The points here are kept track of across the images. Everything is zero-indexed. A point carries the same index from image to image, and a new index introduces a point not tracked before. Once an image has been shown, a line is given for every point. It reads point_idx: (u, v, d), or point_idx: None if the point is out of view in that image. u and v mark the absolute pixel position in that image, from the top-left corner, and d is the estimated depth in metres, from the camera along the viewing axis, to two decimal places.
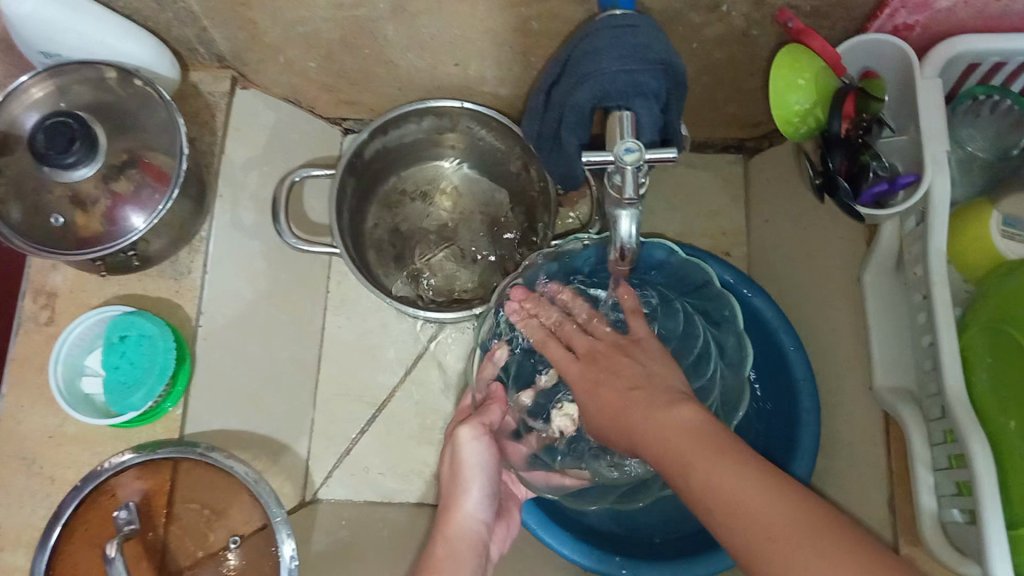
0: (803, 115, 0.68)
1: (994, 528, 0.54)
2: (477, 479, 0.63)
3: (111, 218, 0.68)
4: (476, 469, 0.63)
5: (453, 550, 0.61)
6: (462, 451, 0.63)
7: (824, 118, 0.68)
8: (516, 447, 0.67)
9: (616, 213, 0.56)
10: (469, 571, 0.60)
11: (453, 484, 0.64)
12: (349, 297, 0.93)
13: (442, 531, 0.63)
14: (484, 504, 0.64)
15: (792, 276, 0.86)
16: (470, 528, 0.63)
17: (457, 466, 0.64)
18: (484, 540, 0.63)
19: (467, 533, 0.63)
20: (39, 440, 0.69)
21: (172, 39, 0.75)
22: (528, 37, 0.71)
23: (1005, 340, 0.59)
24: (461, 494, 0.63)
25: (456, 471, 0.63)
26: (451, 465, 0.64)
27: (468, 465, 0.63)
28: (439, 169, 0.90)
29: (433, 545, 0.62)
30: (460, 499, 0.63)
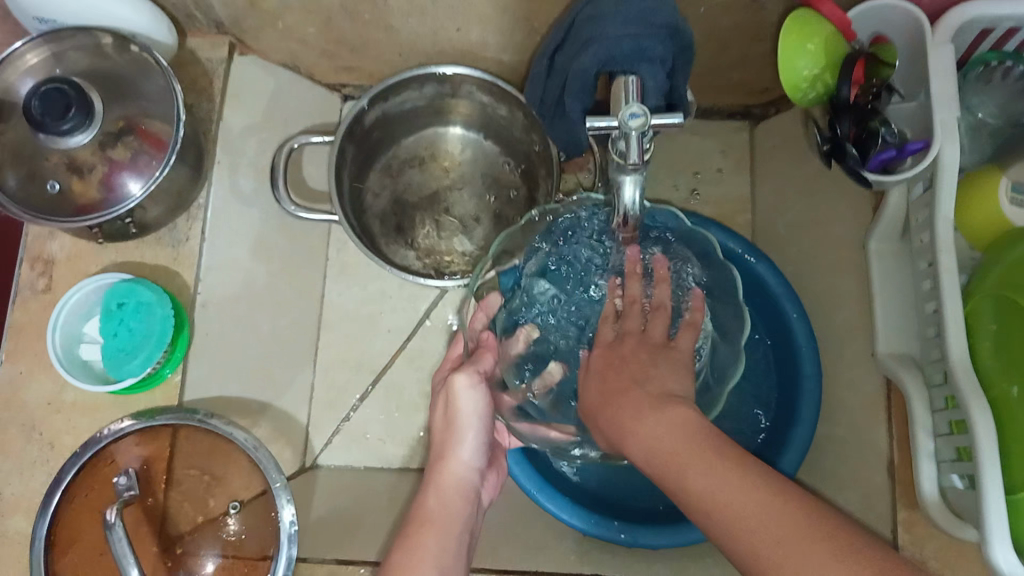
0: (812, 80, 0.67)
1: (992, 495, 0.54)
2: (471, 429, 0.64)
3: (108, 185, 0.68)
4: (471, 417, 0.64)
5: (446, 499, 0.62)
6: (459, 400, 0.63)
7: (833, 84, 0.66)
8: (504, 399, 0.64)
9: (620, 180, 0.55)
10: (461, 519, 0.61)
11: (447, 433, 0.64)
12: (349, 265, 0.92)
13: (435, 478, 0.63)
14: (479, 452, 0.65)
15: (796, 246, 0.85)
16: (463, 475, 0.64)
17: (453, 415, 0.64)
18: (475, 489, 0.64)
19: (460, 482, 0.63)
20: (39, 407, 0.69)
21: (169, 4, 0.74)
22: (531, 2, 0.69)
23: (1012, 307, 0.58)
24: (456, 442, 0.63)
25: (452, 418, 0.64)
26: (446, 414, 0.64)
27: (464, 411, 0.63)
28: (440, 136, 0.88)
29: (426, 493, 0.62)
30: (454, 448, 0.64)
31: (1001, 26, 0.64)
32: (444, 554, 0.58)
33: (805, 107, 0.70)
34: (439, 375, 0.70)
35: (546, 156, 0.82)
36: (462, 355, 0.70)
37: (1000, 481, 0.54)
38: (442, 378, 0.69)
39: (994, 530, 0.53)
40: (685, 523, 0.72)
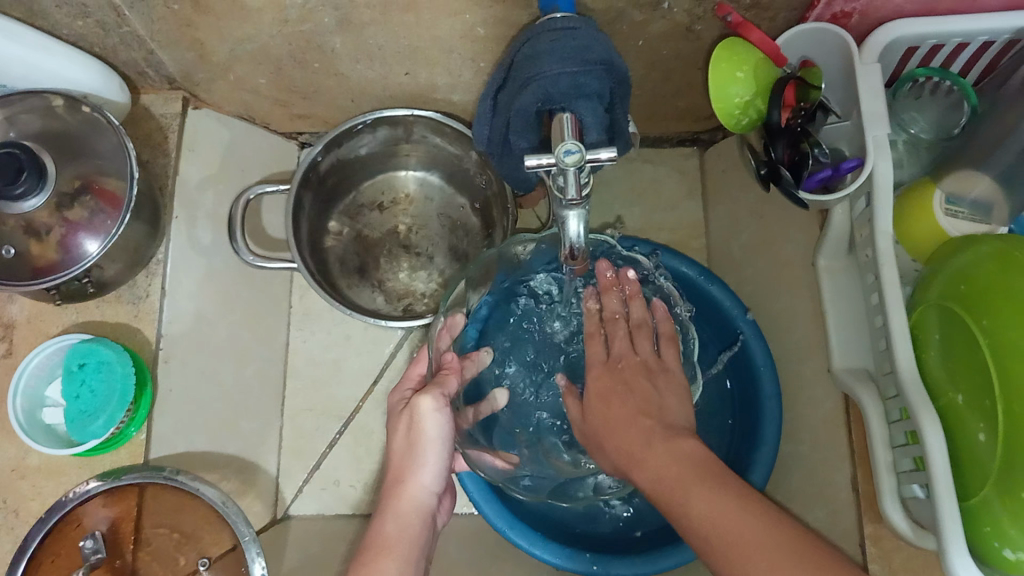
0: (744, 107, 0.69)
1: (945, 505, 0.56)
2: (434, 451, 0.61)
3: (65, 246, 0.68)
4: (434, 441, 0.61)
5: (403, 525, 0.59)
6: (423, 422, 0.61)
7: (764, 109, 0.69)
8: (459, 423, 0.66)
9: (564, 214, 0.57)
10: (420, 546, 0.58)
11: (406, 455, 0.61)
12: (312, 310, 0.93)
13: (392, 503, 0.60)
14: (438, 477, 0.62)
15: (750, 266, 0.87)
16: (421, 500, 0.61)
17: (415, 438, 0.61)
18: (431, 514, 0.61)
19: (418, 507, 0.60)
20: (3, 473, 0.69)
21: (119, 62, 0.75)
22: (475, 44, 0.71)
23: (949, 316, 0.60)
24: (417, 464, 0.60)
25: (414, 441, 0.61)
26: (406, 435, 0.61)
27: (428, 436, 0.61)
28: (397, 178, 0.89)
29: (382, 519, 0.60)
30: (414, 471, 0.61)
31: (927, 43, 0.67)
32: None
33: (741, 133, 0.73)
34: (399, 396, 0.66)
35: (500, 193, 0.84)
36: (424, 375, 0.68)
37: (950, 489, 0.56)
38: (401, 399, 0.66)
39: (953, 541, 0.55)
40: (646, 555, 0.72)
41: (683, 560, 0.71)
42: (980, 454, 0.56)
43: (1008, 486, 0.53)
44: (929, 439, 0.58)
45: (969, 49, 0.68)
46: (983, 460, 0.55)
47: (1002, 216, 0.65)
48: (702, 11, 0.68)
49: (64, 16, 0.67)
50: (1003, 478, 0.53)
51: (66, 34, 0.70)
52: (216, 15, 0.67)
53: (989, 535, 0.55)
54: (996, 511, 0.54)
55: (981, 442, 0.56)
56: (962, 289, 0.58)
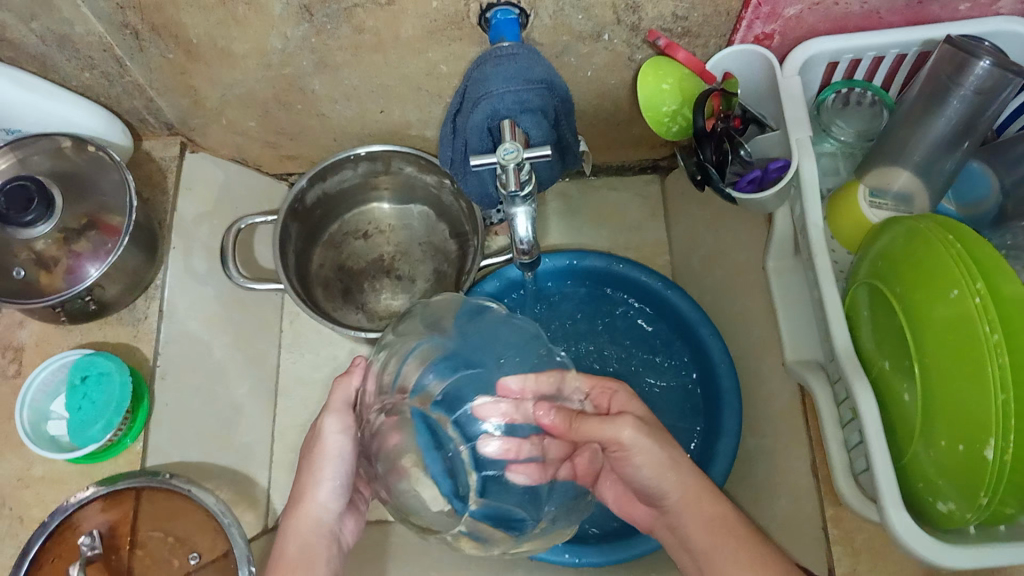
0: (673, 115, 0.79)
1: (880, 466, 0.60)
2: (333, 467, 0.63)
3: (72, 273, 0.76)
4: (334, 459, 0.63)
5: (302, 543, 0.61)
6: (323, 442, 0.63)
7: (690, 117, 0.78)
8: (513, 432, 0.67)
9: (512, 212, 0.63)
10: (321, 562, 0.60)
11: (303, 475, 0.63)
12: (302, 335, 0.98)
13: (290, 524, 0.62)
14: (339, 494, 0.63)
15: (710, 276, 0.93)
16: (319, 518, 0.62)
17: (317, 455, 0.63)
18: (333, 530, 0.63)
19: (315, 525, 0.62)
20: (10, 484, 0.74)
21: (123, 111, 0.84)
22: (440, 80, 0.79)
23: (877, 293, 0.65)
24: (312, 483, 0.62)
25: (313, 461, 0.63)
26: (310, 451, 0.64)
27: (326, 455, 0.63)
28: (378, 210, 0.96)
29: (282, 539, 0.62)
30: (311, 489, 0.62)
31: (843, 58, 0.74)
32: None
33: (673, 139, 0.83)
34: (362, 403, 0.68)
35: (471, 216, 0.90)
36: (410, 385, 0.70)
37: (881, 449, 0.60)
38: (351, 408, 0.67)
39: (888, 496, 0.59)
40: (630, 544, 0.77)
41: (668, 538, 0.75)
42: (906, 412, 0.60)
43: (931, 437, 0.57)
44: (863, 407, 0.62)
45: (884, 63, 0.75)
46: (908, 417, 0.60)
47: (924, 204, 0.71)
48: (639, 40, 0.75)
49: (72, 68, 0.76)
50: (927, 431, 0.58)
51: (74, 85, 0.78)
52: (206, 62, 0.76)
53: (923, 489, 0.59)
54: (924, 465, 0.59)
55: (907, 402, 0.60)
56: (880, 266, 0.64)
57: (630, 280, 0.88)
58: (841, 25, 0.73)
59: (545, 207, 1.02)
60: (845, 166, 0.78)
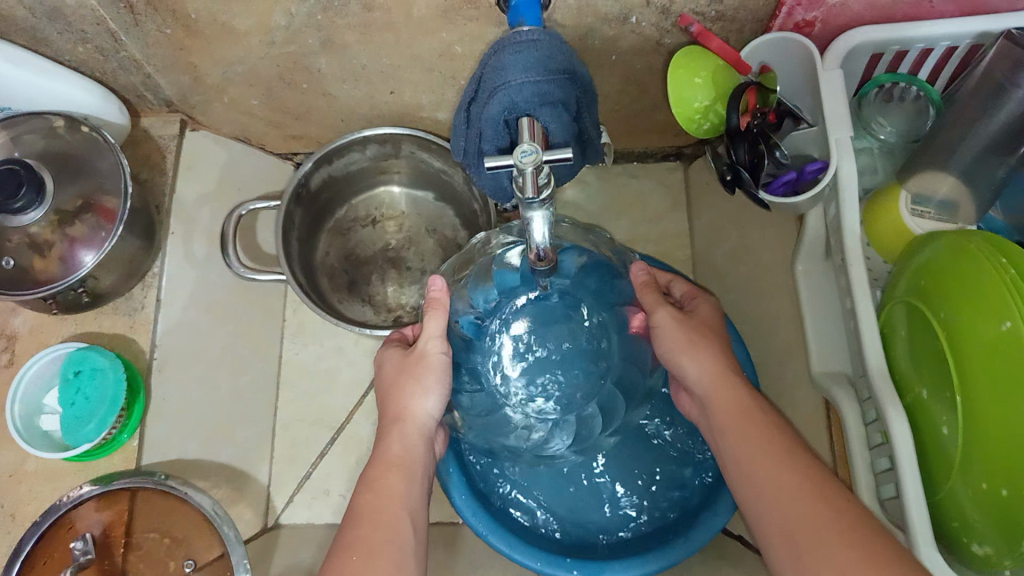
0: (705, 111, 0.73)
1: (913, 502, 0.56)
2: (437, 378, 0.65)
3: (67, 260, 0.72)
4: (438, 369, 0.65)
5: (407, 444, 0.62)
6: (430, 355, 0.65)
7: (723, 113, 0.73)
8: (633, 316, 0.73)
9: (529, 215, 0.59)
10: (421, 461, 0.62)
11: (407, 384, 0.65)
12: (306, 325, 0.94)
13: (396, 424, 0.64)
14: (440, 405, 0.66)
15: (734, 275, 0.88)
16: (423, 422, 0.64)
17: (420, 369, 0.65)
18: (432, 436, 0.65)
19: (422, 429, 0.64)
20: (2, 478, 0.72)
21: (120, 87, 0.79)
22: (456, 62, 0.74)
23: (915, 313, 0.60)
24: (419, 390, 0.64)
25: (420, 370, 0.65)
26: (412, 358, 0.66)
27: (434, 362, 0.65)
28: (387, 195, 0.92)
29: (387, 438, 0.63)
30: (417, 396, 0.64)
31: (889, 50, 0.69)
32: (408, 495, 0.59)
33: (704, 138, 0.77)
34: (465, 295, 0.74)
35: (486, 208, 0.86)
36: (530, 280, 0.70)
37: (914, 481, 0.56)
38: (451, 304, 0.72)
39: (919, 534, 0.55)
40: (683, 535, 0.75)
41: (694, 548, 0.74)
42: (943, 445, 0.56)
43: (969, 475, 0.53)
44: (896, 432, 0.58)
45: (932, 55, 0.70)
46: (946, 452, 0.56)
47: (969, 213, 0.67)
48: (669, 24, 0.70)
49: (65, 42, 0.71)
50: (965, 468, 0.54)
51: (68, 60, 0.74)
52: (206, 39, 0.71)
53: (957, 530, 0.55)
54: (960, 504, 0.55)
55: (945, 435, 0.56)
56: (922, 283, 0.59)
57: None
58: (888, 14, 0.67)
59: (562, 193, 0.97)
60: (884, 165, 0.73)
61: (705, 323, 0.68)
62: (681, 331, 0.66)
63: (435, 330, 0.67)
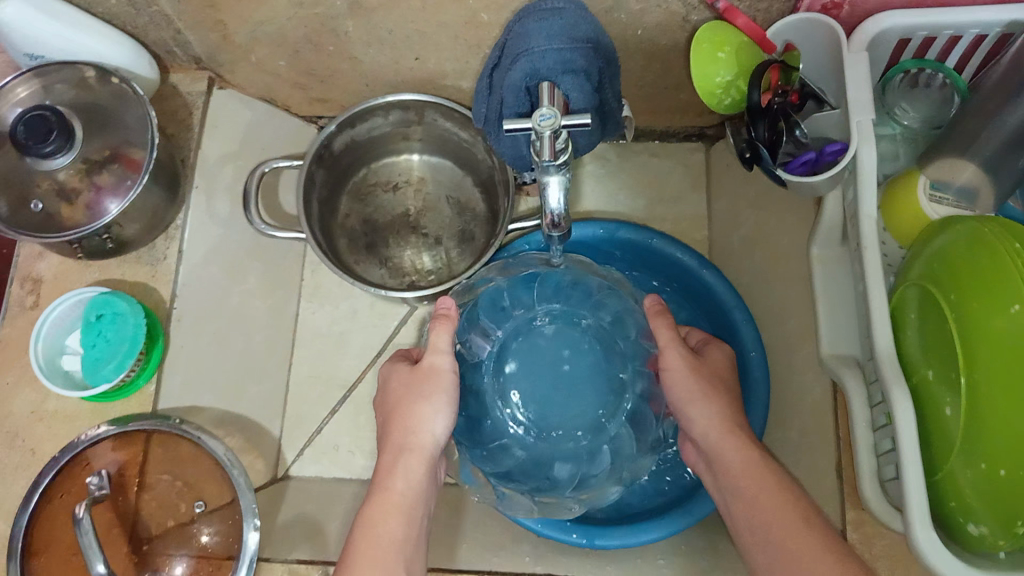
0: (726, 87, 0.75)
1: (913, 481, 0.56)
2: (445, 398, 0.65)
3: (93, 209, 0.74)
4: (444, 393, 0.65)
5: (411, 480, 0.61)
6: (439, 376, 0.65)
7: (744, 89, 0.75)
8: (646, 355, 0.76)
9: (545, 180, 0.59)
10: (423, 498, 0.61)
11: (415, 406, 0.65)
12: (323, 286, 0.95)
13: (399, 452, 0.63)
14: (446, 429, 0.65)
15: (749, 257, 0.88)
16: (427, 447, 0.64)
17: (427, 387, 0.65)
18: (436, 462, 0.64)
19: (426, 455, 0.63)
20: (23, 415, 0.75)
21: (150, 42, 0.81)
22: (480, 30, 0.74)
23: (926, 297, 0.60)
24: (427, 412, 0.64)
25: (427, 389, 0.65)
26: (417, 379, 0.66)
27: (441, 383, 0.65)
28: (409, 161, 0.93)
29: (390, 473, 0.61)
30: (424, 421, 0.64)
31: (917, 35, 0.68)
32: (406, 533, 0.59)
33: (725, 111, 0.79)
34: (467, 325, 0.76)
35: (503, 177, 0.86)
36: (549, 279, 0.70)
37: (915, 464, 0.57)
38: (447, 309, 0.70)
39: (916, 515, 0.56)
40: (685, 506, 0.75)
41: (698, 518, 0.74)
42: (946, 426, 0.57)
43: (970, 456, 0.54)
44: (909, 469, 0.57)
45: (960, 43, 0.69)
46: (948, 432, 0.56)
47: (988, 203, 0.66)
48: (696, 1, 0.70)
49: None
50: (966, 450, 0.54)
51: (101, 12, 0.75)
52: None
53: (955, 510, 0.56)
54: (960, 486, 0.55)
55: (948, 416, 0.56)
56: (935, 267, 0.59)
57: (666, 257, 0.85)
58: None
59: (582, 170, 0.97)
60: (905, 152, 0.73)
61: (718, 371, 0.69)
62: (697, 380, 0.67)
63: (443, 343, 0.67)
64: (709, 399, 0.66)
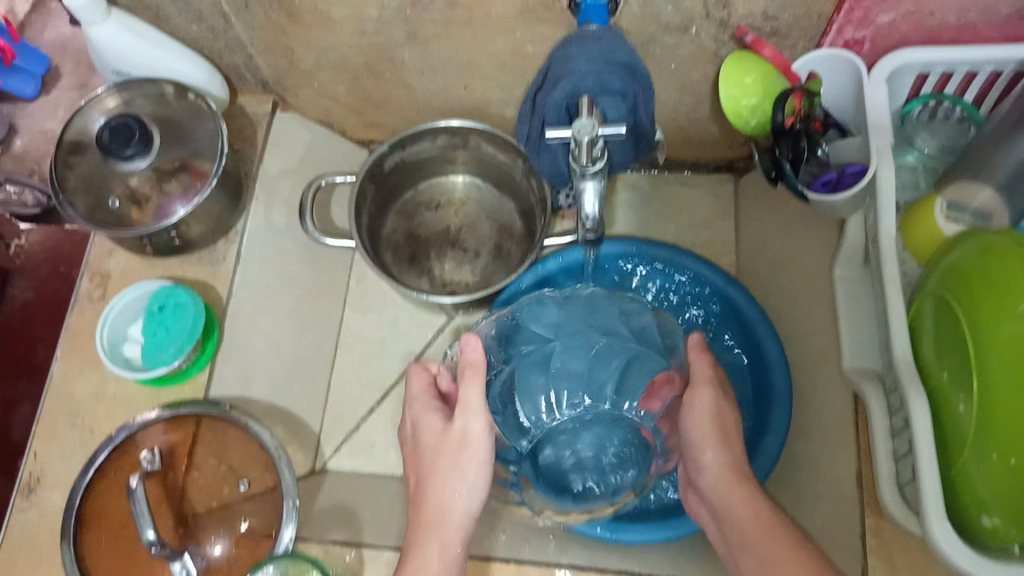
0: (753, 108, 0.78)
1: (928, 475, 0.58)
2: (478, 469, 0.66)
3: (161, 213, 0.80)
4: (476, 462, 0.66)
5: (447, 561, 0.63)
6: (471, 445, 0.66)
7: (770, 112, 0.78)
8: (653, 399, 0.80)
9: (581, 186, 0.64)
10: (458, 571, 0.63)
11: (449, 476, 0.66)
12: (368, 294, 1.01)
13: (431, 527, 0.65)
14: (478, 498, 0.66)
15: (774, 281, 0.92)
16: (461, 516, 0.65)
17: (459, 457, 0.66)
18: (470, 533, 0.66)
19: (460, 525, 0.65)
20: (85, 398, 0.80)
21: (223, 65, 0.88)
22: (525, 62, 0.81)
23: (942, 303, 0.64)
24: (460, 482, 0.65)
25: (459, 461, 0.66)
26: (448, 450, 0.66)
27: (473, 454, 0.66)
28: (452, 182, 0.99)
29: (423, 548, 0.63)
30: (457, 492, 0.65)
31: (934, 70, 0.73)
32: None
33: (755, 133, 0.82)
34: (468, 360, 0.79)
35: (540, 198, 0.91)
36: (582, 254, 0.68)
37: (932, 460, 0.59)
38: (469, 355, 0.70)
39: (932, 507, 0.58)
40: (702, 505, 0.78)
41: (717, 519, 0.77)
42: (959, 423, 0.60)
43: (982, 450, 0.57)
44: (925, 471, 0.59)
45: (975, 80, 0.74)
46: (961, 428, 0.59)
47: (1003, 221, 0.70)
48: (727, 36, 0.75)
49: (184, 19, 0.80)
50: (979, 444, 0.57)
51: (183, 35, 0.83)
52: (306, 25, 0.79)
53: (969, 504, 0.58)
54: (973, 479, 0.58)
55: (962, 413, 0.60)
56: (950, 276, 0.63)
57: (695, 274, 0.90)
58: (933, 39, 0.72)
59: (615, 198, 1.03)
60: (926, 182, 0.76)
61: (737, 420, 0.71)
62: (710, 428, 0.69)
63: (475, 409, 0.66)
64: (723, 447, 0.68)
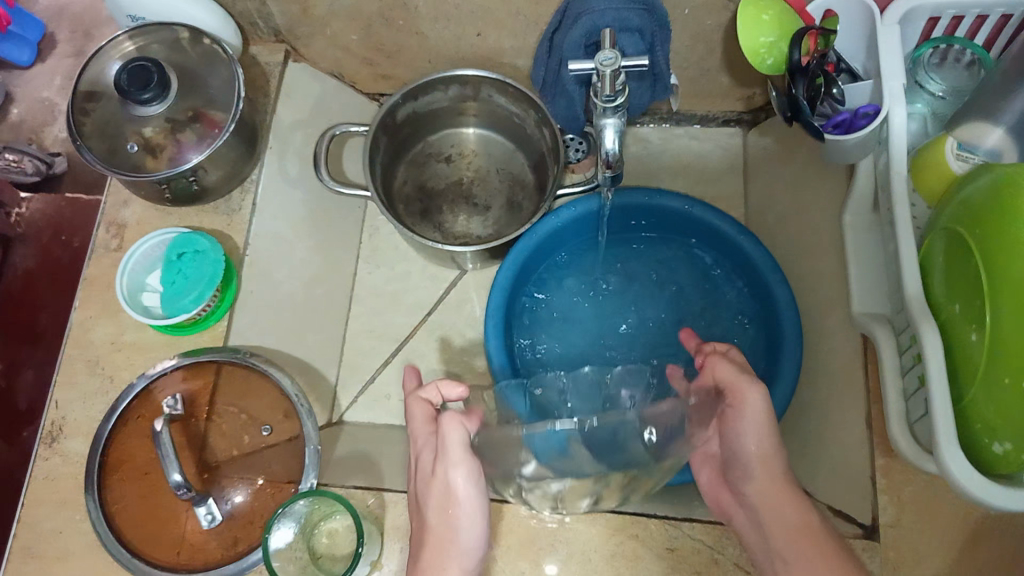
0: (769, 46, 0.78)
1: (939, 404, 0.60)
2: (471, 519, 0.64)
3: (175, 162, 0.80)
4: (469, 506, 0.64)
5: None
6: (458, 495, 0.64)
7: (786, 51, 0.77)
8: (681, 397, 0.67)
9: (601, 123, 0.65)
10: None
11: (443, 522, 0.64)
12: (379, 248, 1.01)
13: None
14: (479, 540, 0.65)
15: (783, 229, 0.93)
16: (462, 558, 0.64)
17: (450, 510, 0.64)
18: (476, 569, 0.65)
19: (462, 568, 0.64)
20: (103, 345, 0.80)
21: (236, 13, 0.88)
22: (540, 7, 0.81)
23: (954, 240, 0.65)
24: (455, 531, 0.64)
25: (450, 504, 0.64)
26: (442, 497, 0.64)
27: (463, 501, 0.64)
28: (463, 135, 0.99)
29: None
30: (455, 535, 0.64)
31: (946, 13, 0.74)
32: None
33: (767, 72, 0.80)
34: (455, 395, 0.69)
35: (552, 149, 0.91)
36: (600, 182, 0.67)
37: (943, 390, 0.60)
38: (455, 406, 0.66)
39: (943, 435, 0.59)
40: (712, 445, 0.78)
41: None
42: (971, 353, 0.61)
43: (992, 377, 0.58)
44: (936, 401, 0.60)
45: (987, 23, 0.75)
46: (972, 357, 0.60)
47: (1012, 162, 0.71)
48: None
49: None
50: (989, 372, 0.58)
51: None
52: None
53: (979, 431, 0.60)
54: (983, 407, 0.59)
55: (972, 343, 0.61)
56: (961, 212, 0.64)
57: (705, 224, 0.89)
58: None
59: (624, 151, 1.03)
60: (934, 127, 0.77)
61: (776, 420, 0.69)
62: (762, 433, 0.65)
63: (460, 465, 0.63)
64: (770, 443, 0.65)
